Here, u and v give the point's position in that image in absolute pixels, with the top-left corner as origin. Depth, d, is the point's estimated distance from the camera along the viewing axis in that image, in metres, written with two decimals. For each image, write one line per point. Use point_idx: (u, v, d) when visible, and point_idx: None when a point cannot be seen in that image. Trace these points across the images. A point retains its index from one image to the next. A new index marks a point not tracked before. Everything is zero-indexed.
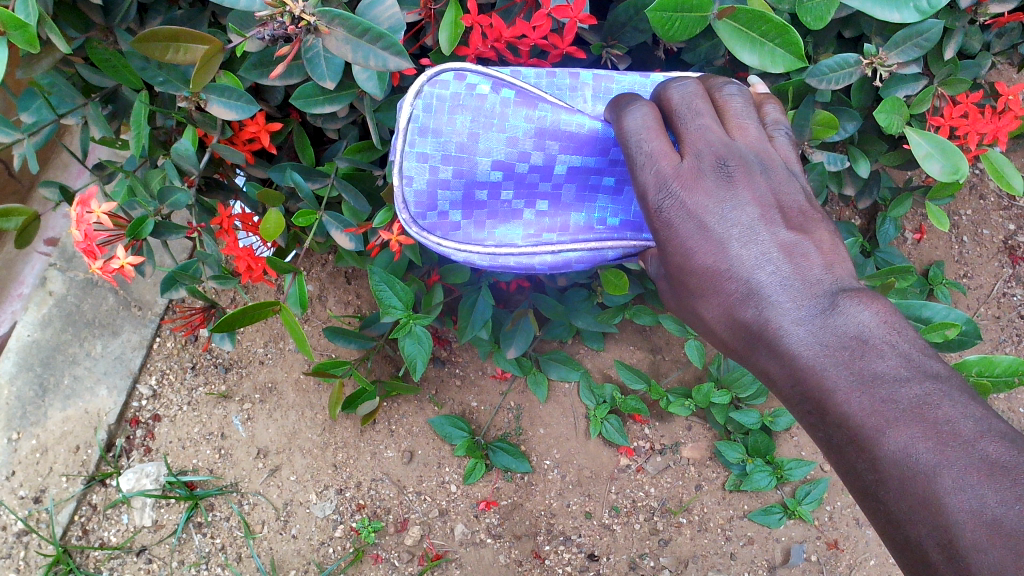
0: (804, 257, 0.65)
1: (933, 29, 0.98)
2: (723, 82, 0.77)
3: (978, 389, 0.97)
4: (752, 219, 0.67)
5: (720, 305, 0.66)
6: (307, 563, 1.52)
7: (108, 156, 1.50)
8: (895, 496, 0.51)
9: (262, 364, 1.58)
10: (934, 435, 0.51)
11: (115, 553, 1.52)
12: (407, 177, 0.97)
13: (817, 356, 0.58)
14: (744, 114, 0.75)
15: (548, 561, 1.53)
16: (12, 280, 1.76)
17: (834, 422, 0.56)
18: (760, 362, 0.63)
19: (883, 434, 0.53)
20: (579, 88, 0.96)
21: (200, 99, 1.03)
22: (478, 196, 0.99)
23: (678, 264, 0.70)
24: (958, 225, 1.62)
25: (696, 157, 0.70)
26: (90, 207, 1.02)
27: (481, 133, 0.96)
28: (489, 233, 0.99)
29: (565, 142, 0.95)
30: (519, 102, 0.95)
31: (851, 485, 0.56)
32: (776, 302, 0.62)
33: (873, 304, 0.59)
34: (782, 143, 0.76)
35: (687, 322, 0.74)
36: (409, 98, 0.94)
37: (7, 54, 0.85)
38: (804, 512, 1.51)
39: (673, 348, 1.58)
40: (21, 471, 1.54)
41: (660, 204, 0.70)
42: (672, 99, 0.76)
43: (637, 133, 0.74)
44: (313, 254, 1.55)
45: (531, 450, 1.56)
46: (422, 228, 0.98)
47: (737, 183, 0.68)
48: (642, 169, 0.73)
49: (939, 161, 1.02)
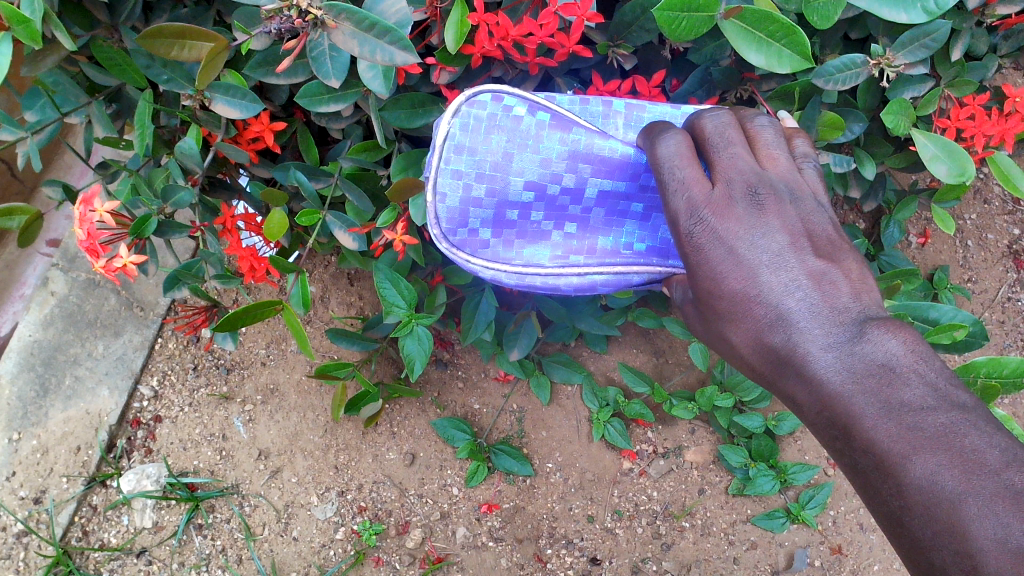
0: (833, 285, 0.66)
1: (941, 31, 0.98)
2: (754, 114, 0.79)
3: (986, 392, 0.96)
4: (782, 246, 0.69)
5: (749, 330, 0.68)
6: (308, 565, 1.51)
7: (111, 156, 1.50)
8: (921, 522, 0.54)
9: (263, 366, 1.57)
10: (959, 463, 0.53)
11: (115, 555, 1.51)
12: (440, 193, 0.99)
13: (845, 383, 0.60)
14: (775, 145, 0.76)
15: (551, 565, 1.53)
16: (14, 281, 1.77)
17: (860, 447, 0.58)
18: (788, 388, 0.65)
19: (909, 460, 0.55)
20: (611, 116, 0.99)
21: (204, 98, 1.03)
22: (509, 216, 1.02)
23: (706, 289, 0.71)
24: (963, 229, 1.62)
25: (727, 185, 0.72)
26: (94, 205, 1.01)
27: (515, 153, 0.99)
28: (517, 253, 1.03)
29: (598, 166, 0.97)
30: (554, 126, 0.98)
31: (875, 509, 0.58)
32: (804, 329, 0.64)
33: (899, 333, 0.61)
34: (812, 174, 0.77)
35: (713, 346, 0.75)
36: (447, 115, 0.96)
37: (11, 50, 0.84)
38: (807, 517, 1.49)
39: (677, 351, 1.57)
40: (21, 471, 1.54)
41: (690, 229, 0.72)
42: (705, 128, 0.78)
43: (669, 160, 0.76)
44: (315, 255, 1.55)
45: (533, 454, 1.56)
46: (452, 244, 1.01)
47: (767, 212, 0.70)
48: (673, 195, 0.75)
49: (945, 163, 1.01)
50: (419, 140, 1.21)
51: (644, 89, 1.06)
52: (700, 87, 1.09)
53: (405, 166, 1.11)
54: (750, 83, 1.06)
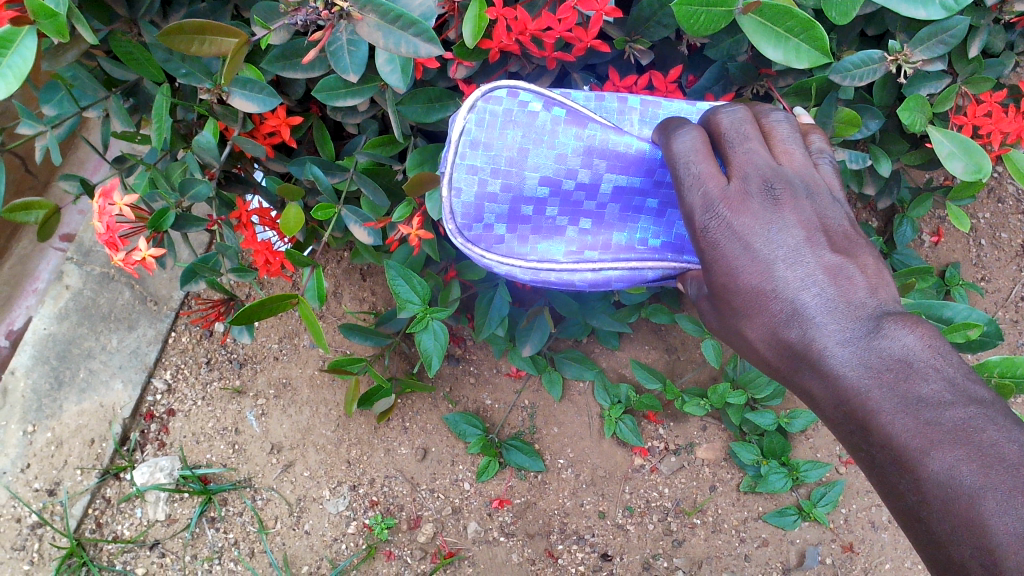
0: (849, 280, 0.66)
1: (959, 27, 0.97)
2: (769, 109, 0.79)
3: (1000, 391, 0.99)
4: (798, 242, 0.69)
5: (765, 325, 0.68)
6: (320, 559, 1.52)
7: (126, 150, 1.51)
8: (939, 516, 0.54)
9: (276, 360, 1.58)
10: (978, 457, 0.53)
11: (129, 547, 1.52)
12: (455, 188, 0.99)
13: (862, 378, 0.60)
14: (791, 140, 0.77)
15: (562, 561, 1.53)
16: (27, 275, 1.79)
17: (878, 442, 0.58)
18: (804, 382, 0.65)
19: (928, 455, 0.55)
20: (627, 112, 0.99)
21: (222, 92, 1.04)
22: (524, 211, 1.02)
23: (722, 284, 0.71)
24: (977, 228, 1.61)
25: (743, 180, 0.72)
26: (112, 199, 1.02)
27: (531, 149, 0.99)
28: (532, 248, 1.03)
29: (613, 161, 0.98)
30: (569, 122, 0.98)
31: (892, 504, 0.58)
32: (820, 324, 0.64)
33: (915, 328, 0.61)
34: (827, 169, 0.78)
35: (728, 341, 0.75)
36: (462, 111, 0.96)
37: (35, 44, 0.85)
38: (819, 514, 1.50)
39: (688, 348, 1.57)
40: (36, 463, 1.55)
41: (706, 224, 0.72)
42: (721, 124, 0.77)
43: (685, 155, 0.76)
44: (328, 250, 1.56)
45: (545, 449, 1.56)
46: (467, 239, 1.02)
47: (783, 206, 0.71)
48: (688, 190, 0.74)
49: (961, 160, 1.01)
50: (434, 135, 1.21)
51: (661, 84, 1.06)
52: (717, 83, 1.09)
53: (420, 161, 1.11)
54: (767, 79, 1.06)
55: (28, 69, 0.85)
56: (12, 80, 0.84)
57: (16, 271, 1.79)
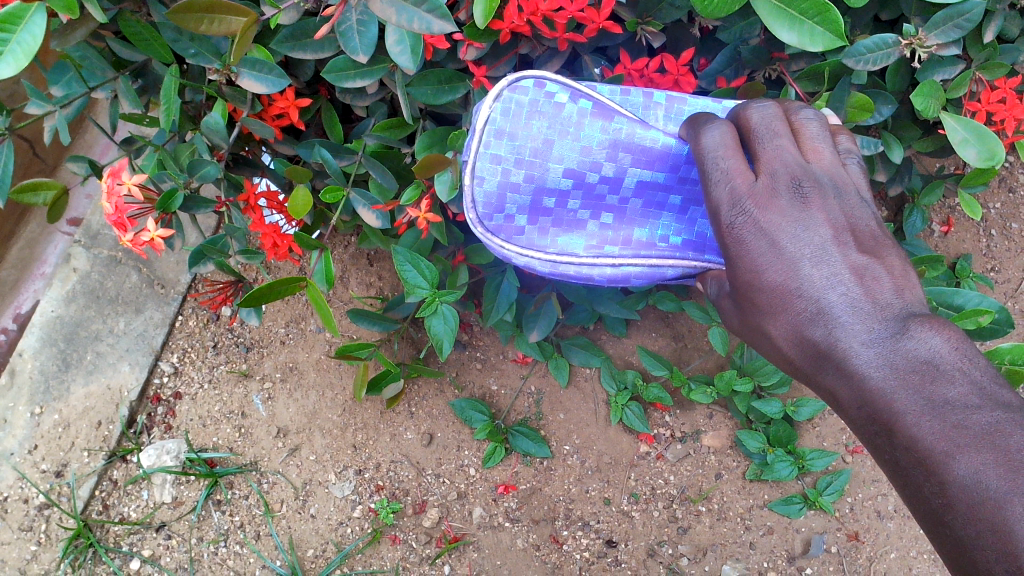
0: (875, 280, 0.66)
1: (975, 11, 0.96)
2: (799, 106, 0.78)
3: (1011, 377, 1.01)
4: (825, 240, 0.69)
5: (788, 323, 0.68)
6: (325, 543, 1.52)
7: (134, 131, 1.54)
8: (964, 521, 0.54)
9: (283, 345, 1.58)
10: (1005, 463, 0.53)
11: (135, 529, 1.52)
12: (479, 177, 0.99)
13: (887, 379, 0.60)
14: (820, 138, 0.76)
15: (567, 547, 1.53)
16: (34, 258, 1.79)
17: (902, 444, 0.58)
18: (827, 382, 0.65)
19: (953, 459, 0.55)
20: (651, 108, 0.99)
21: (231, 73, 1.03)
22: (546, 203, 1.02)
23: (745, 280, 0.71)
24: (987, 218, 1.60)
25: (771, 177, 0.72)
26: (121, 178, 1.01)
27: (556, 139, 0.99)
28: (552, 240, 1.04)
29: (638, 155, 0.98)
30: (596, 114, 0.98)
31: (914, 506, 0.58)
32: (845, 323, 0.64)
33: (943, 330, 0.61)
34: (855, 170, 0.77)
35: (750, 339, 0.75)
36: (489, 99, 0.96)
37: (44, 19, 0.84)
38: (825, 503, 1.50)
39: (696, 336, 1.57)
40: (44, 445, 1.55)
41: (732, 221, 0.72)
42: (751, 119, 0.76)
43: (713, 149, 0.76)
44: (336, 234, 1.56)
45: (551, 435, 1.57)
46: (488, 229, 1.02)
47: (811, 205, 0.70)
48: (716, 185, 0.74)
49: (974, 147, 1.01)
50: (442, 118, 1.21)
51: (672, 67, 1.05)
52: (728, 66, 1.09)
53: (429, 144, 1.11)
54: (780, 64, 1.05)
55: (37, 46, 0.83)
56: (21, 57, 0.83)
57: (24, 255, 1.80)
